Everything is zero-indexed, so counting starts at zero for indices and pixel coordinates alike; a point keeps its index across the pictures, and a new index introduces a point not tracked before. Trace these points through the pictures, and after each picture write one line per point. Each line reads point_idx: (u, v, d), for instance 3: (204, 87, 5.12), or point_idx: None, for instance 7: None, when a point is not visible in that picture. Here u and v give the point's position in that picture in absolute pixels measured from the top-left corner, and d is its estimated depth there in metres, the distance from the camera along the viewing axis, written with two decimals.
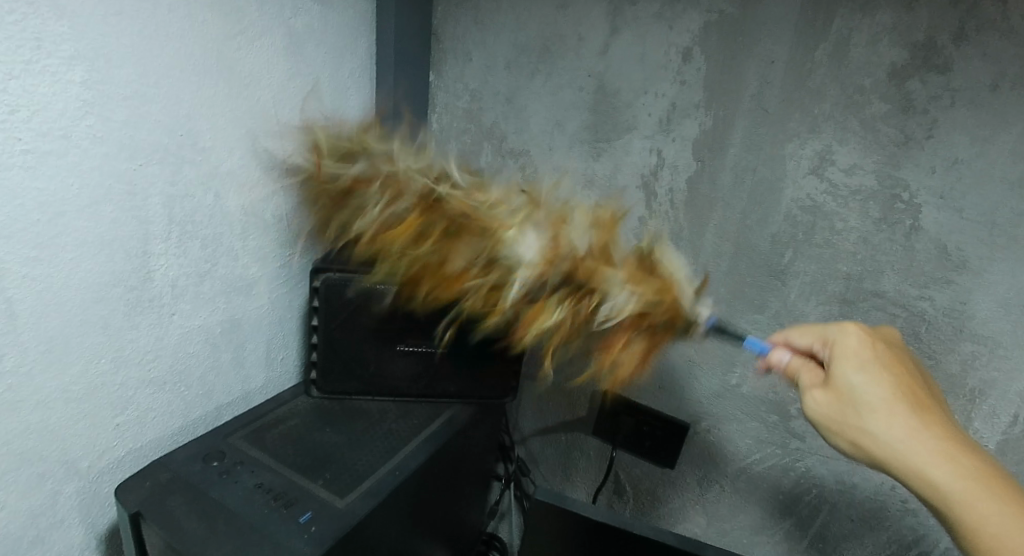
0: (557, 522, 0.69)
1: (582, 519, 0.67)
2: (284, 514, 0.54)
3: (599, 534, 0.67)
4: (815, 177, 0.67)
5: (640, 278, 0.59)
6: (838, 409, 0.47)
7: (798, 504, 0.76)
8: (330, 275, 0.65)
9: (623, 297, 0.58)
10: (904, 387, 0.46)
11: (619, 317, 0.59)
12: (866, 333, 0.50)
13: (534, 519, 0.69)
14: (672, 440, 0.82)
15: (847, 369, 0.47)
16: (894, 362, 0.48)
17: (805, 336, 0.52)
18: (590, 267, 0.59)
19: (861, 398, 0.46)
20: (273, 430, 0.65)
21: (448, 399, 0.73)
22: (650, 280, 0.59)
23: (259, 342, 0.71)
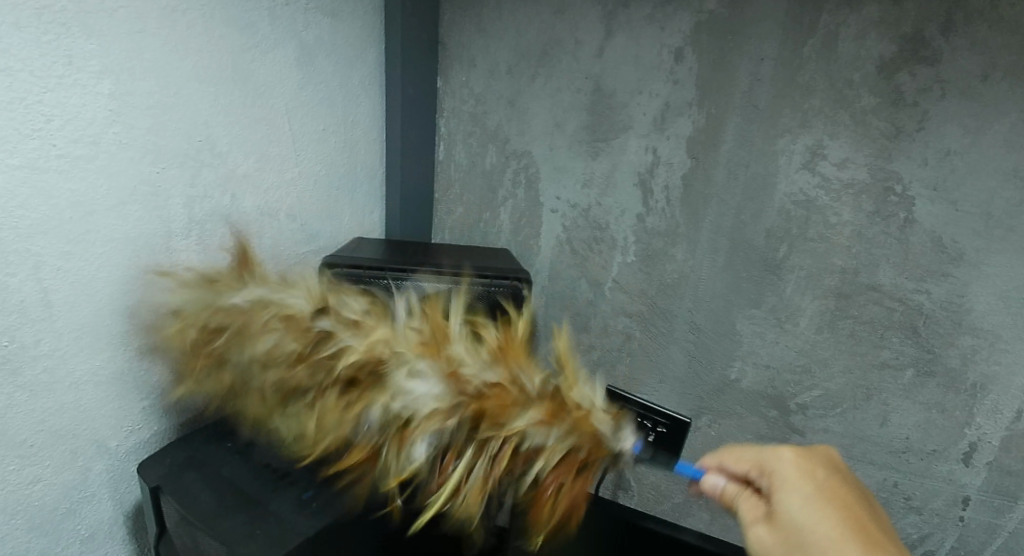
0: None
1: None
2: (289, 491, 0.58)
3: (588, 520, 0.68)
4: (807, 172, 0.68)
5: (555, 407, 0.54)
6: (785, 554, 0.42)
7: None
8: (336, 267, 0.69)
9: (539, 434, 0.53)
10: (850, 521, 0.42)
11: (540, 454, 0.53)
12: (806, 457, 0.47)
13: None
14: None
15: (790, 500, 0.44)
16: (838, 493, 0.44)
17: (740, 462, 0.48)
18: (494, 403, 0.53)
19: (813, 541, 0.41)
20: None
21: None
22: (567, 411, 0.54)
23: None
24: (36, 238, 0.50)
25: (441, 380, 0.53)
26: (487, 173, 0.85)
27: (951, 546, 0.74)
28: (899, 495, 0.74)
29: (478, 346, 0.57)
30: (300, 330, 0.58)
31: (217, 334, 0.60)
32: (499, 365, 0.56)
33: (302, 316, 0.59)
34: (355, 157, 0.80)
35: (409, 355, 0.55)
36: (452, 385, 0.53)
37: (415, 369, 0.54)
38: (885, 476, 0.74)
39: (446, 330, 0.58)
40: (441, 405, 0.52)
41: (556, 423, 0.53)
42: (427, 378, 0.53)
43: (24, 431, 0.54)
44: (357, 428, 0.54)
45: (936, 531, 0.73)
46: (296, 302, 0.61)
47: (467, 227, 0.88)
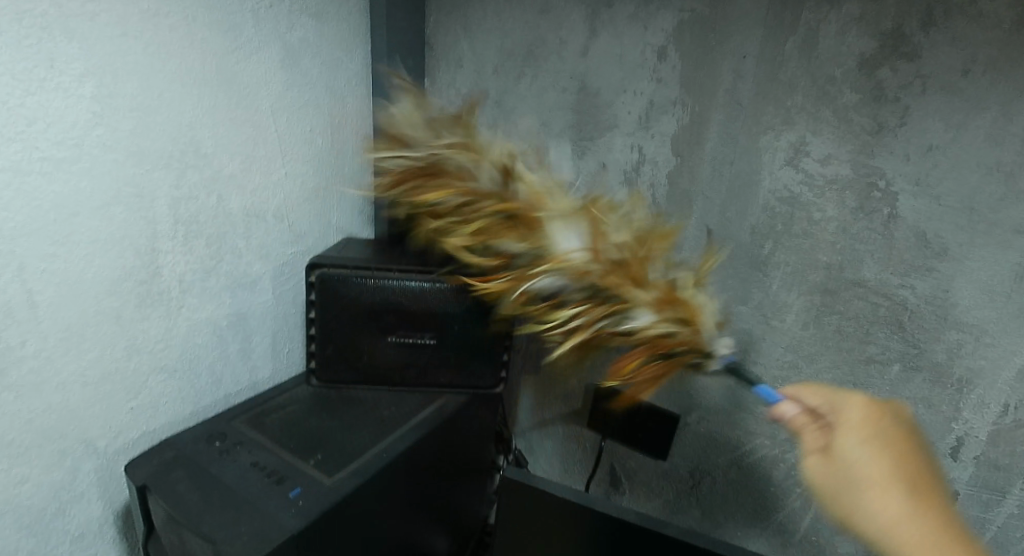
0: (521, 498, 0.66)
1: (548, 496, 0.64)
2: (276, 490, 0.58)
3: (572, 518, 0.64)
4: (791, 168, 0.68)
5: (664, 297, 0.65)
6: (833, 481, 0.45)
7: (791, 496, 0.80)
8: (324, 269, 0.68)
9: (644, 316, 0.65)
10: (908, 470, 0.44)
11: (638, 332, 0.65)
12: (877, 407, 0.48)
13: (512, 506, 0.67)
14: (665, 430, 0.84)
15: (851, 440, 0.46)
16: (902, 442, 0.46)
17: (814, 396, 0.50)
18: (617, 281, 0.65)
19: (858, 474, 0.44)
20: (272, 415, 0.69)
21: (440, 389, 0.76)
22: (675, 300, 0.65)
23: (264, 334, 0.76)
24: (20, 240, 0.51)
25: (584, 245, 0.67)
26: None
27: None
28: None
29: (613, 234, 0.68)
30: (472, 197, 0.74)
31: (425, 175, 0.78)
32: (626, 261, 0.67)
33: (500, 183, 0.74)
34: (344, 158, 0.80)
35: (558, 233, 0.69)
36: (588, 255, 0.66)
37: (563, 233, 0.69)
38: None
39: (594, 219, 0.69)
40: (574, 266, 0.66)
41: (662, 308, 0.65)
42: (574, 241, 0.68)
43: (12, 431, 0.54)
44: (513, 254, 0.71)
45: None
46: (484, 176, 0.74)
47: None
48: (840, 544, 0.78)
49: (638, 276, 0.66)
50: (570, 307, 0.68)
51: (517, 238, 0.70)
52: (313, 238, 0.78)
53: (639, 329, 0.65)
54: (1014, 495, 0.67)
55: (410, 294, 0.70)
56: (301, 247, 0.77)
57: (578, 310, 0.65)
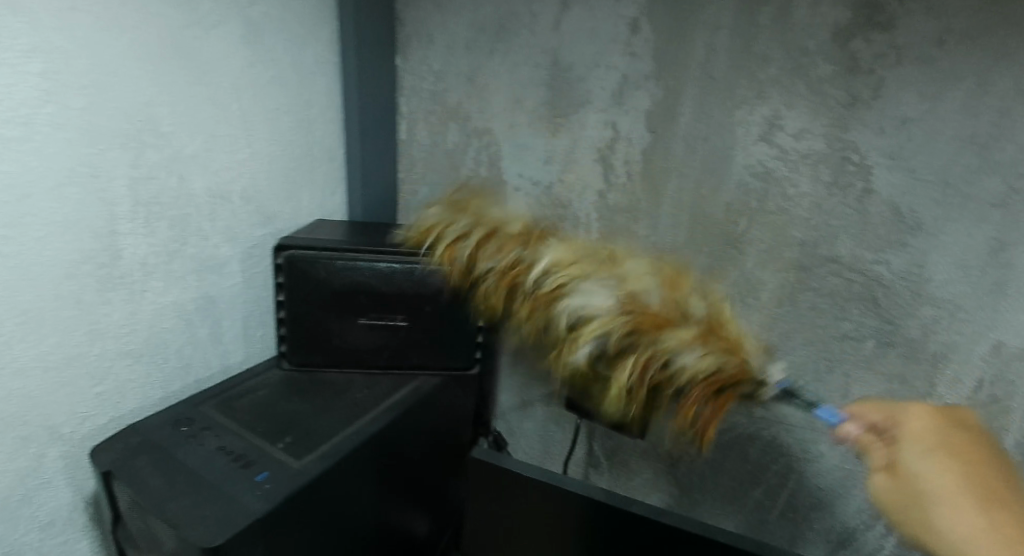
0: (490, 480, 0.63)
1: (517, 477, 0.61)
2: (242, 473, 0.58)
3: (559, 501, 0.61)
4: (765, 143, 0.67)
5: (703, 335, 0.64)
6: (906, 499, 0.49)
7: (766, 473, 0.80)
8: (290, 249, 0.68)
9: (690, 356, 0.63)
10: (975, 479, 0.47)
11: (689, 374, 0.63)
12: (937, 416, 0.51)
13: (497, 489, 0.63)
14: (641, 410, 0.83)
15: (911, 453, 0.50)
16: (968, 450, 0.49)
17: (873, 413, 0.55)
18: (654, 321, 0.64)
19: (924, 486, 0.48)
20: (241, 400, 0.68)
21: (414, 370, 0.76)
22: (718, 338, 0.64)
23: (235, 318, 0.75)
24: None
25: (616, 299, 0.65)
26: (448, 152, 0.83)
27: None
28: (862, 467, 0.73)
29: (641, 276, 0.68)
30: (495, 245, 0.71)
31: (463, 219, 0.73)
32: (664, 303, 0.66)
33: (522, 235, 0.72)
34: (312, 138, 0.78)
35: (594, 283, 0.67)
36: (621, 296, 0.66)
37: (595, 285, 0.67)
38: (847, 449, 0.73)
39: (619, 269, 0.69)
40: (607, 314, 0.65)
41: (701, 349, 0.63)
42: (603, 300, 0.66)
43: None
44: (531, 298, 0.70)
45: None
46: (507, 228, 0.72)
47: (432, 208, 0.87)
48: (815, 520, 0.78)
49: (675, 315, 0.65)
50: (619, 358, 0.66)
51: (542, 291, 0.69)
52: (282, 220, 0.77)
53: (692, 368, 0.63)
54: None
55: (379, 275, 0.70)
56: (270, 230, 0.75)
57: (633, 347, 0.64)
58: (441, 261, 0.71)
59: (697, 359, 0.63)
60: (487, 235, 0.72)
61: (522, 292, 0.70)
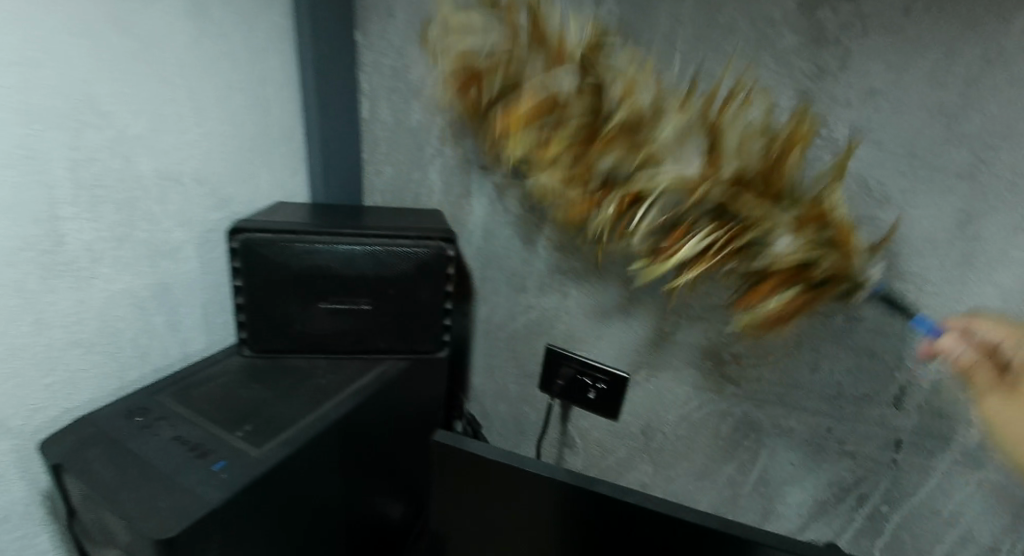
0: (452, 463, 0.60)
1: (479, 460, 0.58)
2: (198, 464, 0.56)
3: (531, 485, 0.57)
4: None
5: (810, 217, 0.59)
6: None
7: (738, 448, 0.80)
8: (243, 232, 0.66)
9: (786, 241, 0.59)
10: None
11: (779, 257, 0.60)
12: None
13: (463, 476, 0.60)
14: (614, 391, 0.84)
15: None
16: None
17: (996, 332, 0.55)
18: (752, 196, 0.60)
19: None
20: (200, 388, 0.66)
21: (380, 354, 0.74)
22: (820, 221, 0.59)
23: (194, 305, 0.73)
24: None
25: (707, 162, 0.61)
26: (415, 131, 0.80)
27: (885, 488, 0.71)
28: (832, 439, 0.73)
29: (728, 135, 0.60)
30: (587, 99, 0.66)
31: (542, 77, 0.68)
32: (767, 169, 0.60)
33: (601, 87, 0.65)
34: (270, 118, 0.76)
35: (688, 143, 0.62)
36: (716, 162, 0.61)
37: (683, 146, 0.62)
38: (818, 423, 0.73)
39: (717, 124, 0.62)
40: (691, 183, 0.61)
41: (795, 231, 0.59)
42: (689, 166, 0.61)
43: None
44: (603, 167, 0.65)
45: (870, 473, 0.71)
46: (563, 85, 0.67)
47: (398, 189, 0.85)
48: (787, 494, 0.79)
49: (777, 190, 0.60)
50: (688, 237, 0.63)
51: (616, 156, 0.64)
52: (240, 203, 0.74)
53: (783, 252, 0.59)
54: (958, 445, 0.64)
55: (340, 259, 0.67)
56: (227, 213, 0.73)
57: (705, 234, 0.61)
58: (404, 244, 0.69)
59: (795, 240, 0.59)
60: (592, 90, 0.66)
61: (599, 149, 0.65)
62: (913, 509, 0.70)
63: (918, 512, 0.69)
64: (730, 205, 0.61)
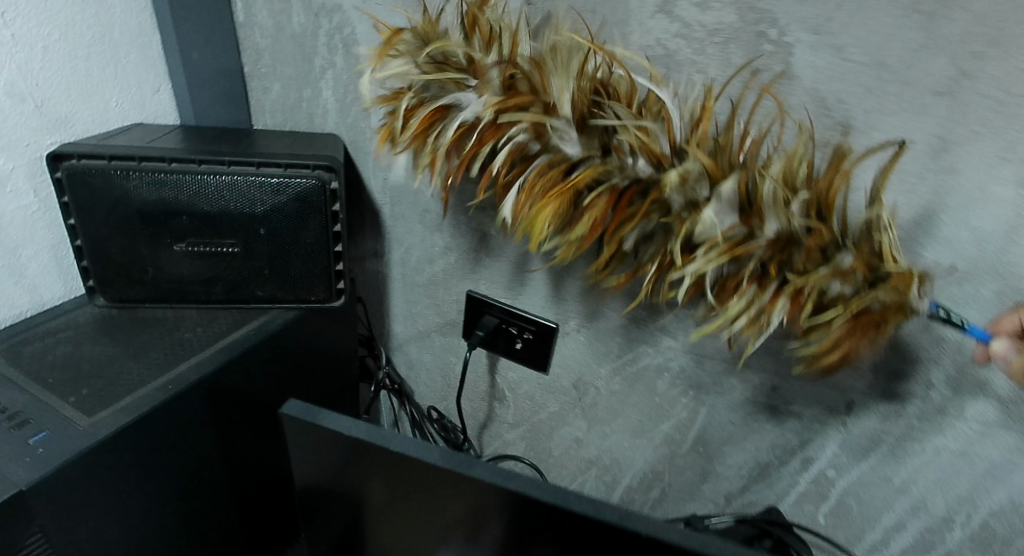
0: (315, 440, 0.52)
1: (340, 437, 0.50)
2: (14, 435, 0.48)
3: (466, 486, 0.49)
4: (664, 16, 0.53)
5: (869, 263, 0.42)
6: None
7: (676, 407, 0.71)
8: (72, 158, 0.55)
9: (847, 290, 0.43)
10: None
11: (844, 315, 0.43)
12: None
13: (338, 452, 0.52)
14: (542, 341, 0.75)
15: None
16: None
17: None
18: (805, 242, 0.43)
19: None
20: (36, 343, 0.57)
21: (261, 305, 0.64)
22: (879, 269, 0.42)
23: (38, 247, 0.62)
24: None
25: (743, 216, 0.44)
26: (298, 38, 0.67)
27: (832, 452, 0.63)
28: (775, 401, 0.64)
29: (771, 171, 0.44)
30: (582, 133, 0.48)
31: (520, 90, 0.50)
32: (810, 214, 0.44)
33: (582, 99, 0.48)
34: (112, 18, 0.63)
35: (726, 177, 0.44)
36: (750, 207, 0.44)
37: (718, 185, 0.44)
38: (761, 383, 0.64)
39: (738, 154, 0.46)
40: (727, 243, 0.44)
41: (854, 285, 0.43)
42: (728, 214, 0.44)
43: None
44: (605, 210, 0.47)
45: (817, 436, 0.63)
46: (542, 101, 0.49)
47: (288, 107, 0.72)
48: (727, 456, 0.71)
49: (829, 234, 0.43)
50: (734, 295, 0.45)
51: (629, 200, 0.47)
52: (83, 123, 0.62)
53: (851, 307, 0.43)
54: (915, 408, 0.56)
55: (194, 194, 0.57)
56: (68, 136, 0.61)
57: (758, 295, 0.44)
58: (272, 174, 0.58)
59: (864, 294, 0.42)
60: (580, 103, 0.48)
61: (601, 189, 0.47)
62: (860, 475, 0.63)
63: (866, 480, 0.63)
64: (780, 255, 0.44)
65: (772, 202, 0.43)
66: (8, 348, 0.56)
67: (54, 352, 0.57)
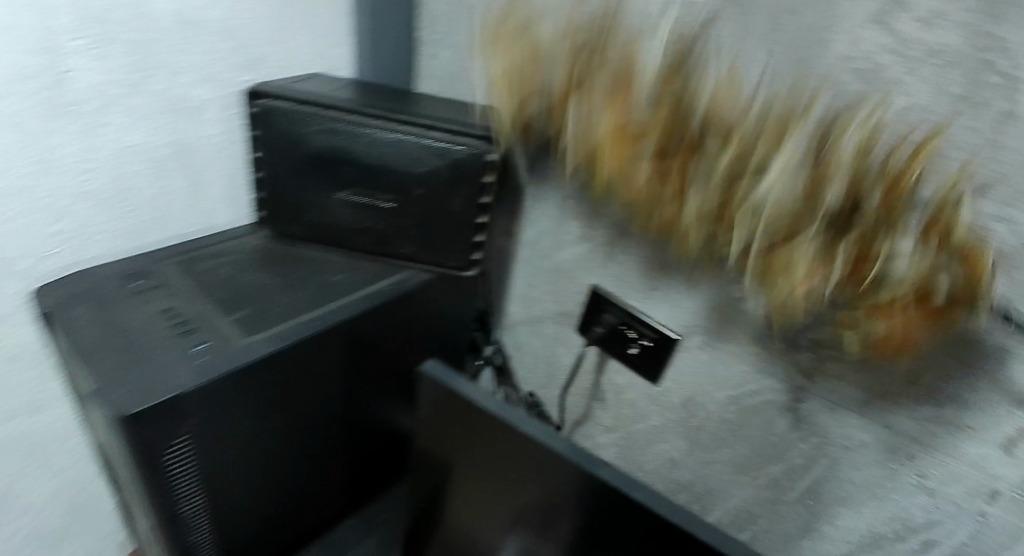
0: (447, 403, 0.54)
1: (472, 406, 0.52)
2: (182, 341, 0.53)
3: (550, 467, 0.50)
4: (877, 28, 0.47)
5: (933, 230, 0.44)
6: None
7: (791, 452, 0.66)
8: (269, 99, 0.60)
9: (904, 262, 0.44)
10: None
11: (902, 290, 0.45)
12: None
13: (463, 420, 0.54)
14: (659, 350, 0.73)
15: None
16: None
17: None
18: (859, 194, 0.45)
19: None
20: (207, 262, 0.63)
21: (402, 262, 0.67)
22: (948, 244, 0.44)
23: (220, 174, 0.68)
24: None
25: (807, 188, 0.46)
26: None
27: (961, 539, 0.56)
28: (909, 470, 0.58)
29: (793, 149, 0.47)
30: (662, 88, 0.50)
31: (599, 80, 0.53)
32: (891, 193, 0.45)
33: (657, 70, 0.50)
34: None
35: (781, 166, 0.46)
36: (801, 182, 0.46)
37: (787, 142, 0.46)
38: (897, 448, 0.58)
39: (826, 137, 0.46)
40: (790, 196, 0.46)
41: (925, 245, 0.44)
42: (785, 184, 0.46)
43: None
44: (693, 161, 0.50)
45: (947, 520, 0.57)
46: (640, 79, 0.51)
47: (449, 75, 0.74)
48: (836, 517, 0.65)
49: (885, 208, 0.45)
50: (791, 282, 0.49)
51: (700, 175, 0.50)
52: (275, 66, 0.67)
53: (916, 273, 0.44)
54: None
55: (366, 144, 0.60)
56: (259, 75, 0.66)
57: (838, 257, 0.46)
58: (437, 138, 0.59)
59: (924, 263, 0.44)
60: (672, 105, 0.50)
61: (672, 116, 0.50)
62: None
63: None
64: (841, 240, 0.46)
65: (856, 181, 0.45)
66: (185, 261, 0.63)
67: (221, 273, 0.62)
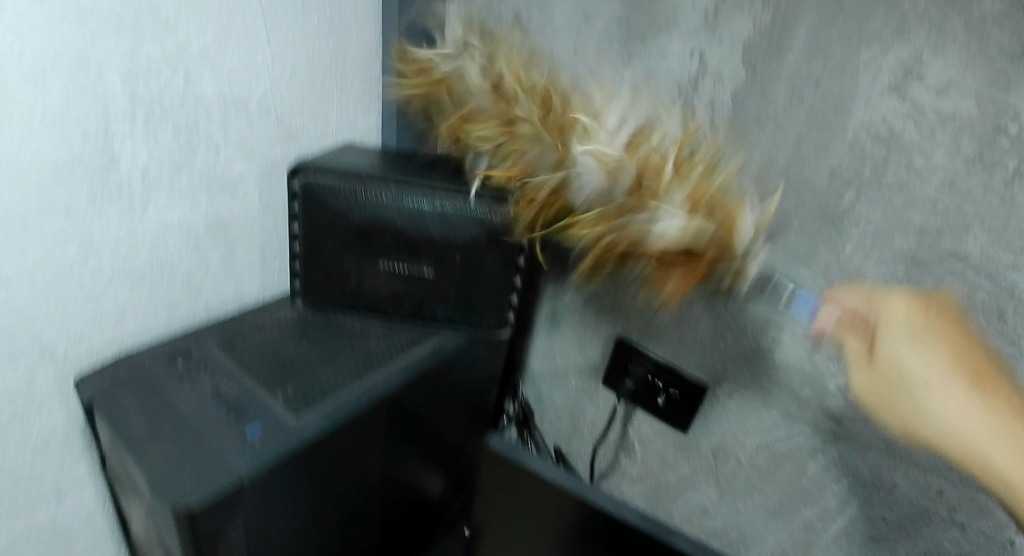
0: (505, 475, 0.52)
1: (533, 477, 0.51)
2: (235, 425, 0.52)
3: (616, 536, 0.49)
4: (894, 97, 0.51)
5: (702, 200, 0.51)
6: (891, 387, 0.47)
7: (824, 494, 0.68)
8: (307, 177, 0.61)
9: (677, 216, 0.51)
10: (960, 356, 0.45)
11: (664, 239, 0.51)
12: (920, 304, 0.47)
13: (516, 489, 0.53)
14: (687, 399, 0.74)
15: (896, 342, 0.47)
16: (947, 331, 0.46)
17: (853, 298, 0.50)
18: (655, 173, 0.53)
19: (911, 372, 0.45)
20: (246, 339, 0.63)
21: (437, 326, 0.68)
22: (708, 208, 0.51)
23: (251, 245, 0.69)
24: None
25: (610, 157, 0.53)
26: None
27: None
28: (939, 505, 0.59)
29: (661, 134, 0.57)
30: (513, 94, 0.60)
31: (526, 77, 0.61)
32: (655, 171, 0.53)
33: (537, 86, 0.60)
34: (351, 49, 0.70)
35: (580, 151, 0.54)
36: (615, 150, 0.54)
37: (605, 134, 0.56)
38: (925, 485, 0.59)
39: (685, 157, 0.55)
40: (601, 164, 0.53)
41: (690, 211, 0.51)
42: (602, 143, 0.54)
43: None
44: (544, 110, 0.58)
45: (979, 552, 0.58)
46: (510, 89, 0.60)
47: None
48: None
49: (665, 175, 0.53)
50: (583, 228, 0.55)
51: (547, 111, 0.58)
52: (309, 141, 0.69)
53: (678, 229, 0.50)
54: None
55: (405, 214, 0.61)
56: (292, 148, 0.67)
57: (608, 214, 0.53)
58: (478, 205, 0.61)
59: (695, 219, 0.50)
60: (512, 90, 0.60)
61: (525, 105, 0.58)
62: None
63: None
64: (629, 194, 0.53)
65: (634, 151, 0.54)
66: (222, 338, 0.63)
67: (262, 349, 0.62)
